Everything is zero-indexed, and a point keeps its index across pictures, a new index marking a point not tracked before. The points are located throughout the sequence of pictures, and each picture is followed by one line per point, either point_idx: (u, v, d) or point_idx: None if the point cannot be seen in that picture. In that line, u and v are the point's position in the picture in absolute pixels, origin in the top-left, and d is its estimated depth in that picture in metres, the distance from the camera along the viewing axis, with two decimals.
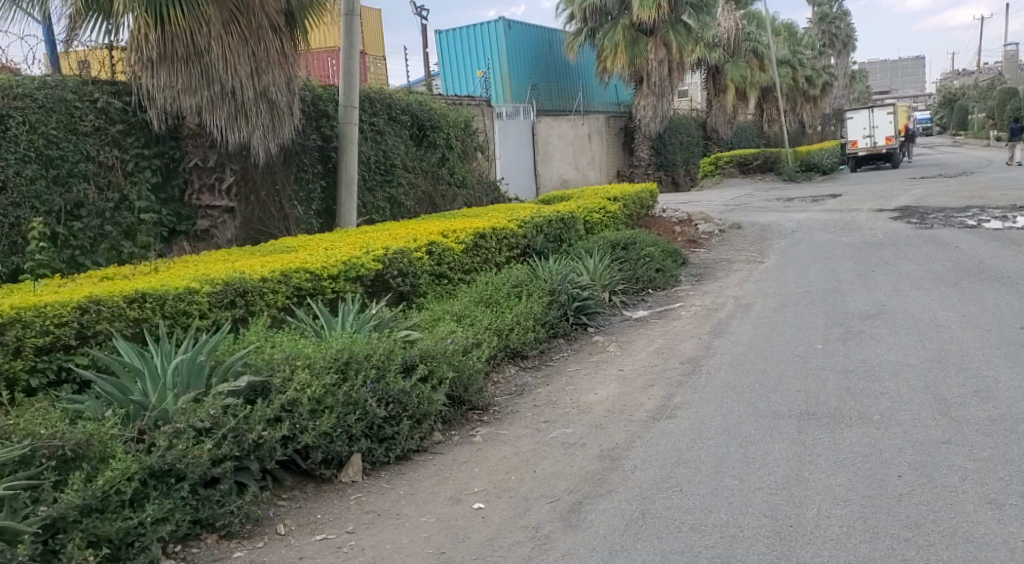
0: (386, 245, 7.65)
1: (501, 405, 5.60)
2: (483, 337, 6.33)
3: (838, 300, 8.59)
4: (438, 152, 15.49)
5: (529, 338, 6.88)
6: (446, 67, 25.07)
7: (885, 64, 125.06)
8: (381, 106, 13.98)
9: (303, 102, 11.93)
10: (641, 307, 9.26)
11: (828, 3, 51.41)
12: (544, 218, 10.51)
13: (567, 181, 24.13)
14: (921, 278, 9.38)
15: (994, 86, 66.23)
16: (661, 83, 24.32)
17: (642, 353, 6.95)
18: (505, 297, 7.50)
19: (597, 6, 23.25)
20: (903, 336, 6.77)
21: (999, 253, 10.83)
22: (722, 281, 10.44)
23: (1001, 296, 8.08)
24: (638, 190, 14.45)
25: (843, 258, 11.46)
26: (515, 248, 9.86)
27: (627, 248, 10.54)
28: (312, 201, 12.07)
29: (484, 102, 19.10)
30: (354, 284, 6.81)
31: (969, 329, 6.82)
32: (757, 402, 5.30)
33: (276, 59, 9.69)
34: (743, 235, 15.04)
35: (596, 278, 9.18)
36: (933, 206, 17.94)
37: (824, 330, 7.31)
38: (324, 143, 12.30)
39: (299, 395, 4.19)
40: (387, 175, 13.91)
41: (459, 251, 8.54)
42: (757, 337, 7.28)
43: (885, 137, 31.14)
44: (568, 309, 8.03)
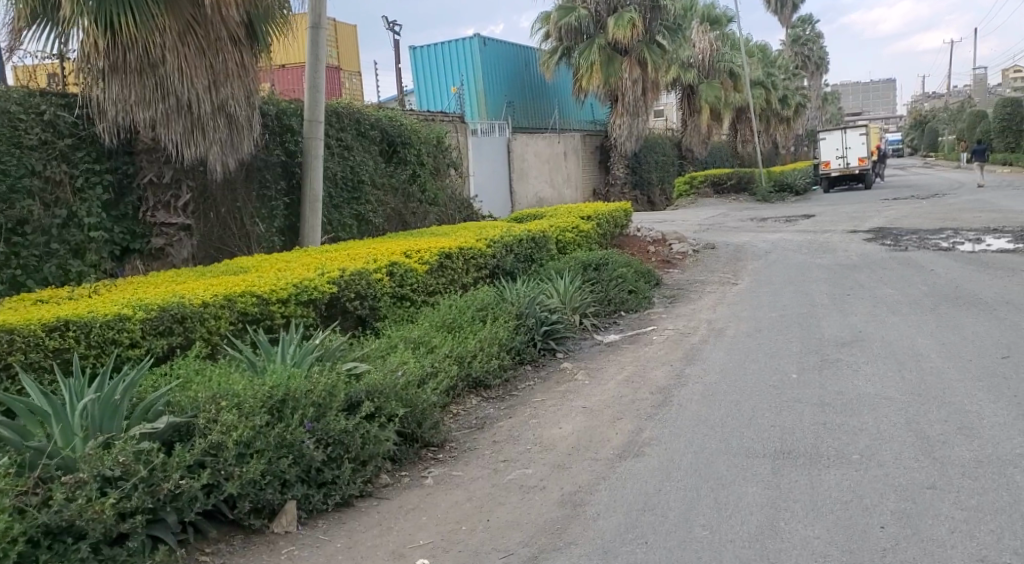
0: (343, 267, 7.31)
1: (459, 440, 5.24)
2: (442, 367, 5.99)
3: (814, 325, 8.33)
4: (409, 169, 15.17)
5: (493, 366, 6.52)
6: (420, 83, 24.77)
7: (857, 86, 126.69)
8: (349, 121, 13.63)
9: (266, 116, 11.56)
10: (612, 330, 8.93)
11: (802, 26, 51.86)
12: (514, 238, 10.17)
13: (542, 199, 23.86)
14: (898, 303, 9.16)
15: (963, 110, 67.18)
16: (636, 102, 24.12)
17: (611, 381, 6.60)
18: (469, 321, 7.14)
19: (572, 26, 23.05)
20: (881, 365, 6.51)
21: (975, 277, 10.66)
22: (695, 304, 10.15)
23: (980, 323, 7.86)
24: (611, 209, 14.18)
25: (818, 281, 11.24)
26: (484, 269, 9.50)
27: (600, 269, 10.23)
28: (274, 218, 11.66)
29: (457, 119, 18.81)
30: (306, 309, 6.47)
31: (949, 358, 6.57)
32: (730, 438, 4.99)
33: (235, 71, 9.31)
34: (718, 255, 14.82)
35: (567, 301, 8.83)
36: (907, 228, 17.88)
37: (799, 357, 7.03)
38: (288, 158, 11.92)
39: (224, 439, 3.84)
40: (354, 192, 13.54)
41: (423, 272, 8.19)
42: (731, 364, 6.97)
43: (857, 158, 31.25)
44: (536, 334, 7.67)
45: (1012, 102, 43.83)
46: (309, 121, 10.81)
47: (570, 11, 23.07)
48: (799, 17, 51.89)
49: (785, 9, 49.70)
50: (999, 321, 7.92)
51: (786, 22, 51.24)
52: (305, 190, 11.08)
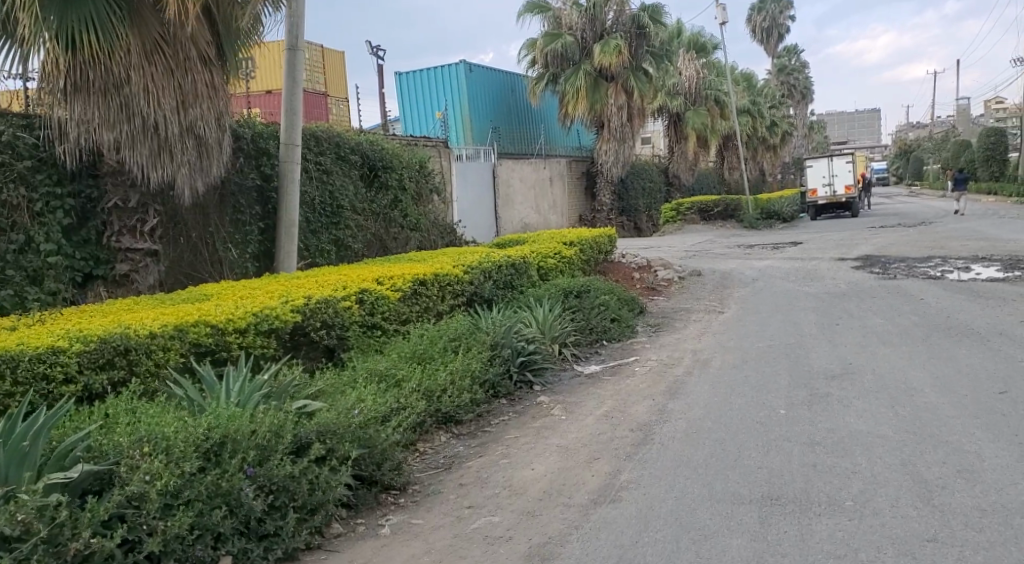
0: (309, 295, 6.97)
1: (423, 483, 4.87)
2: (408, 402, 5.65)
3: (803, 357, 8.00)
4: (390, 194, 14.85)
5: (464, 400, 6.16)
6: (406, 108, 24.56)
7: (842, 116, 127.68)
8: (328, 145, 13.33)
9: (240, 139, 11.22)
10: (594, 361, 8.56)
11: (787, 56, 52.15)
12: (492, 263, 9.82)
13: (528, 226, 23.59)
14: (888, 333, 8.87)
15: (948, 140, 67.67)
16: (621, 128, 23.91)
17: (590, 417, 6.23)
18: (441, 352, 6.79)
19: (559, 52, 22.79)
20: (873, 400, 6.19)
21: (966, 306, 10.40)
22: (680, 333, 9.82)
23: (974, 355, 7.56)
24: (595, 234, 13.87)
25: (805, 309, 10.95)
26: (461, 296, 9.13)
27: (581, 297, 9.89)
28: (248, 243, 11.27)
29: (441, 144, 18.54)
30: (265, 340, 6.13)
31: (943, 393, 6.25)
32: (714, 482, 4.64)
33: (204, 92, 8.97)
34: (704, 283, 14.52)
35: (546, 329, 8.49)
36: (895, 255, 17.66)
37: (789, 391, 6.70)
38: (264, 182, 11.57)
39: (147, 489, 3.50)
40: (333, 217, 13.18)
41: (395, 300, 7.84)
42: (717, 398, 6.63)
43: (844, 186, 31.16)
44: (512, 365, 7.31)
45: (996, 131, 44.01)
46: (286, 144, 10.47)
47: (555, 37, 22.75)
48: (784, 48, 52.15)
49: (771, 38, 49.93)
50: (994, 353, 7.61)
51: (772, 51, 51.47)
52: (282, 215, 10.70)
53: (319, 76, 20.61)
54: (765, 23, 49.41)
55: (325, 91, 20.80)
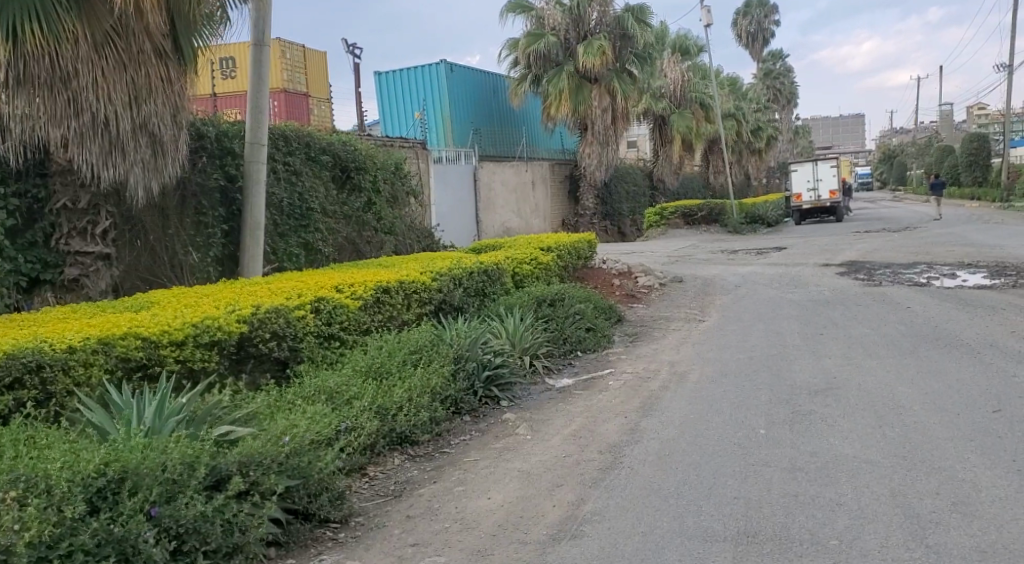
0: (258, 304, 6.53)
1: (367, 515, 4.45)
2: (356, 423, 5.22)
3: (786, 370, 7.60)
4: (364, 196, 14.39)
5: (420, 419, 5.72)
6: (385, 109, 24.08)
7: (826, 121, 128.02)
8: (298, 145, 12.85)
9: (202, 137, 10.66)
10: (566, 374, 8.12)
11: (772, 61, 52.04)
12: (463, 270, 9.36)
13: (509, 229, 23.14)
14: (874, 344, 8.50)
15: (931, 146, 67.82)
16: (605, 130, 23.54)
17: (556, 437, 5.79)
18: (400, 365, 6.34)
19: (541, 53, 22.32)
20: (860, 419, 5.80)
21: (954, 316, 10.06)
22: (659, 343, 9.42)
23: (964, 369, 7.20)
24: (573, 239, 13.45)
25: (788, 318, 10.58)
26: (428, 304, 8.65)
27: (554, 305, 9.46)
28: (210, 247, 10.72)
29: (418, 144, 18.07)
30: (204, 354, 5.70)
31: (932, 411, 5.87)
32: (686, 514, 4.26)
33: (160, 87, 8.44)
34: (685, 289, 14.15)
35: (516, 340, 8.06)
36: (880, 261, 17.35)
37: (769, 409, 6.30)
38: (228, 182, 11.00)
39: (16, 541, 3.07)
40: (303, 220, 12.67)
41: (355, 309, 7.39)
42: (694, 416, 6.22)
43: (829, 191, 30.91)
44: (477, 380, 6.87)
45: (979, 136, 43.99)
46: (252, 143, 9.95)
47: (538, 36, 22.18)
48: (769, 53, 51.99)
49: (756, 42, 49.75)
50: (985, 367, 7.25)
51: (757, 56, 51.26)
52: (247, 217, 10.21)
53: (301, 76, 20.01)
54: (750, 27, 49.26)
55: (307, 91, 20.21)
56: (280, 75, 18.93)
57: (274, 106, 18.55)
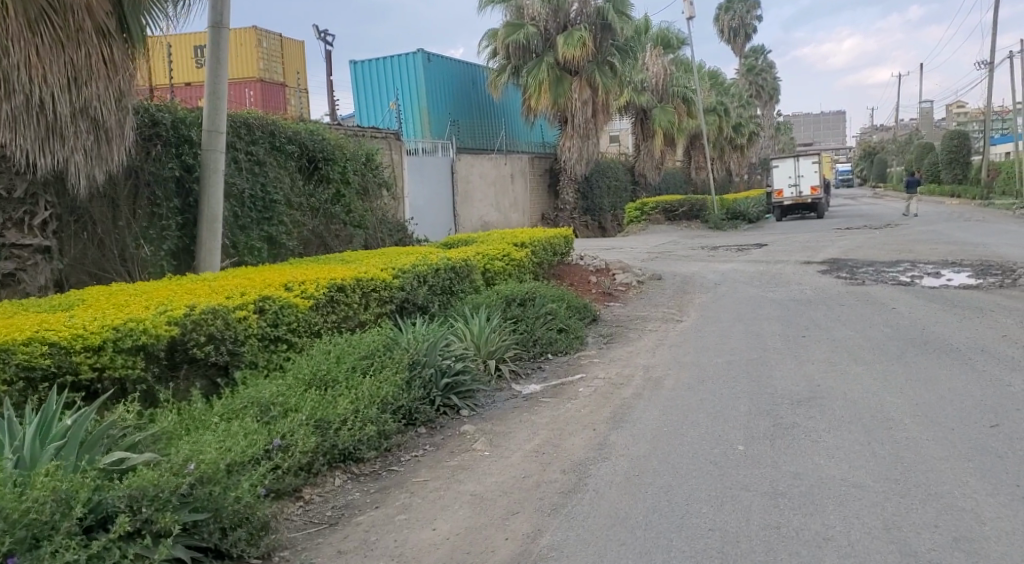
0: (193, 304, 6.00)
1: (293, 551, 3.95)
2: (289, 440, 4.71)
3: (767, 377, 7.12)
4: (332, 188, 13.79)
5: (366, 434, 5.20)
6: (361, 100, 23.41)
7: (808, 118, 128.16)
8: (261, 134, 12.22)
9: (158, 124, 9.86)
10: (534, 379, 7.60)
11: (754, 56, 51.69)
12: (428, 267, 8.79)
13: (486, 224, 22.60)
14: (859, 348, 8.05)
15: (912, 144, 67.87)
16: (585, 124, 22.97)
17: (516, 454, 5.27)
18: (349, 373, 5.81)
19: (521, 44, 21.75)
20: (846, 435, 5.33)
21: (942, 318, 9.64)
22: (634, 345, 8.92)
23: (955, 377, 6.75)
24: (549, 235, 12.92)
25: (769, 318, 10.12)
26: (389, 303, 8.10)
27: (524, 305, 8.94)
28: (165, 240, 9.91)
29: (392, 135, 17.45)
30: (126, 361, 5.19)
31: (924, 425, 5.41)
32: (654, 550, 3.79)
33: (102, 69, 7.77)
34: (663, 287, 13.68)
35: (480, 343, 7.53)
36: (863, 259, 16.95)
37: (749, 421, 5.81)
38: (185, 172, 10.19)
39: None
40: (266, 212, 12.02)
41: (305, 309, 6.86)
42: (669, 429, 5.72)
43: (811, 187, 30.54)
44: (435, 389, 6.32)
45: (960, 134, 43.82)
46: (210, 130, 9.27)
47: (517, 28, 21.77)
48: (752, 49, 51.64)
49: (738, 38, 49.39)
50: (977, 374, 6.80)
51: (739, 51, 50.86)
52: (202, 209, 9.52)
53: (278, 67, 19.17)
54: (732, 22, 48.86)
55: (284, 83, 19.38)
56: (255, 64, 18.22)
57: (251, 97, 17.75)
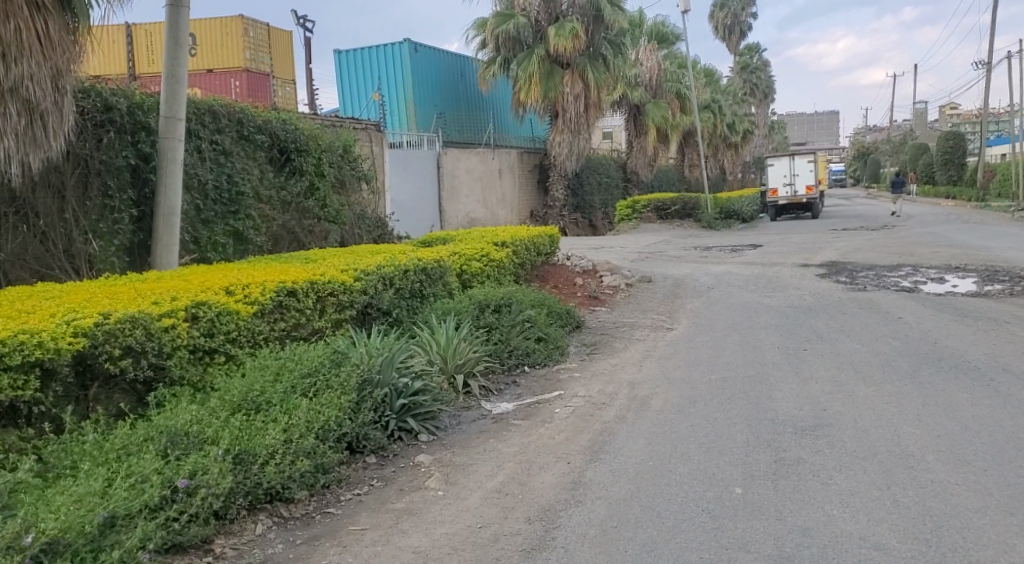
0: (109, 311, 5.21)
1: None
2: (199, 481, 3.95)
3: (766, 398, 6.36)
4: (305, 181, 12.88)
5: (298, 471, 4.42)
6: (345, 89, 22.51)
7: (802, 117, 127.49)
8: (228, 122, 11.29)
9: (114, 110, 8.78)
10: (507, 397, 6.81)
11: (748, 54, 51.03)
12: (394, 268, 7.97)
13: (473, 220, 21.80)
14: (866, 365, 7.33)
15: (906, 144, 67.42)
16: (576, 119, 22.13)
17: (475, 494, 4.51)
18: (287, 392, 5.03)
19: (511, 35, 20.96)
20: (861, 475, 4.61)
21: (953, 329, 8.93)
22: (621, 357, 8.16)
23: (977, 401, 6.05)
24: (533, 233, 12.13)
25: (767, 328, 9.36)
26: (349, 309, 7.28)
27: (500, 312, 8.13)
28: (116, 236, 8.74)
29: (372, 127, 16.58)
30: (13, 380, 4.47)
31: (953, 464, 4.70)
32: None
33: (35, 43, 6.76)
34: (654, 290, 12.91)
35: (448, 355, 6.74)
36: (861, 263, 16.21)
37: (749, 454, 5.06)
38: (140, 161, 9.05)
39: None
40: (232, 205, 11.10)
41: (248, 316, 6.06)
42: (656, 462, 4.95)
43: (806, 187, 29.84)
44: (389, 412, 5.50)
45: (956, 135, 43.18)
46: (168, 116, 8.19)
47: (507, 18, 21.00)
48: (746, 46, 50.95)
49: (733, 35, 48.59)
50: (1003, 399, 6.08)
51: (733, 48, 50.08)
52: (158, 203, 8.40)
53: (266, 55, 17.94)
54: (726, 19, 48.06)
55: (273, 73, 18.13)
56: (241, 54, 16.99)
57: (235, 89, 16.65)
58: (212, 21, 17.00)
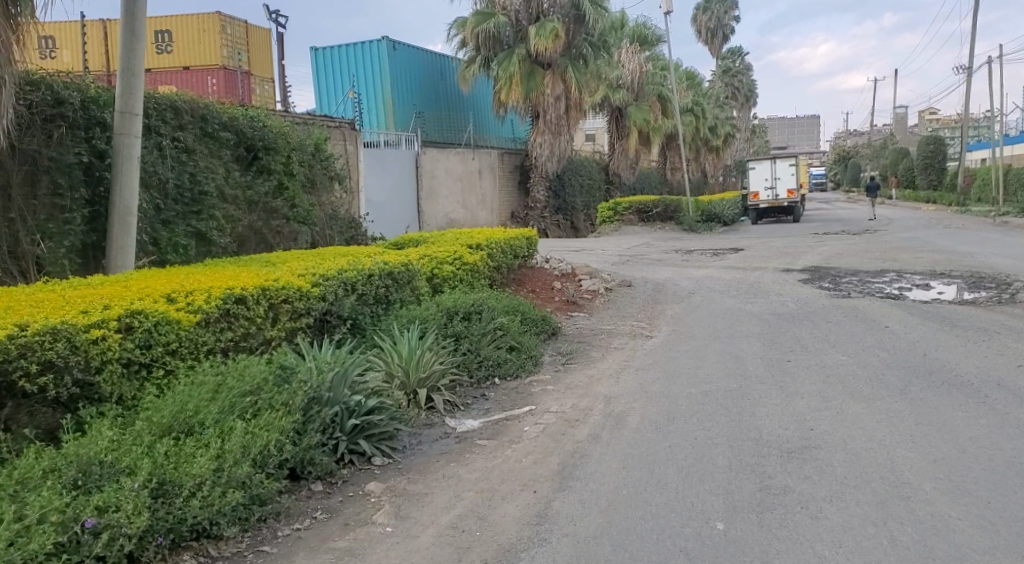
0: (28, 322, 4.73)
1: None
2: (108, 520, 3.52)
3: (749, 415, 5.92)
4: (275, 180, 12.26)
5: (229, 504, 3.97)
6: (322, 88, 21.93)
7: (783, 121, 127.88)
8: (191, 118, 10.65)
9: (67, 103, 7.98)
10: (475, 412, 6.37)
11: (731, 58, 50.95)
12: (357, 273, 7.50)
13: (452, 221, 21.29)
14: (854, 379, 6.93)
15: (886, 148, 67.64)
16: (557, 120, 21.67)
17: (428, 532, 4.09)
18: (225, 411, 4.57)
19: (490, 33, 20.46)
20: (853, 508, 4.19)
21: (942, 339, 8.56)
22: (597, 367, 7.73)
23: (974, 419, 5.66)
24: (509, 236, 11.67)
25: (749, 337, 8.94)
26: (306, 317, 6.80)
27: (469, 319, 7.67)
28: (67, 237, 7.95)
29: (347, 124, 16.01)
30: None
31: (952, 495, 4.30)
32: None
33: None
34: (633, 296, 12.48)
35: (410, 368, 6.28)
36: (845, 268, 15.87)
37: (733, 479, 4.63)
38: (93, 159, 8.24)
39: None
40: (195, 205, 10.46)
41: (191, 324, 5.58)
42: (631, 490, 4.51)
43: (787, 190, 29.57)
44: (339, 434, 5.04)
45: (936, 140, 43.13)
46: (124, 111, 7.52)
47: (487, 16, 20.48)
48: (729, 49, 50.87)
49: (716, 39, 48.44)
50: (1000, 417, 5.69)
51: (716, 52, 50.00)
52: (112, 202, 7.67)
53: (243, 52, 17.36)
54: (710, 22, 47.85)
55: (249, 69, 17.54)
56: (219, 52, 16.40)
57: (212, 87, 16.03)
58: (189, 17, 16.42)
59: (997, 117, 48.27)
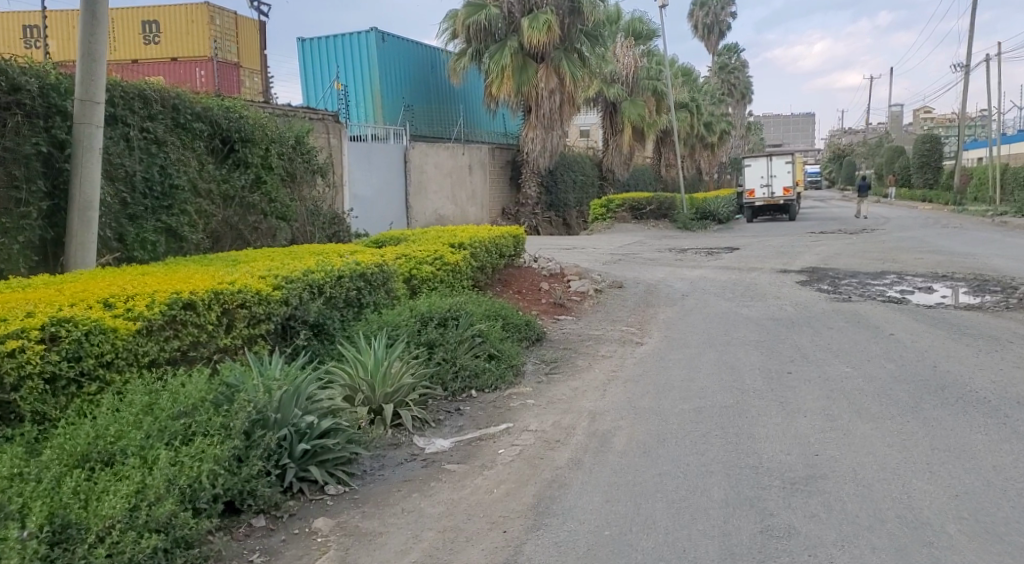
0: None
1: None
2: None
3: (748, 437, 5.37)
4: (252, 174, 11.60)
5: (144, 551, 3.44)
6: (309, 81, 21.27)
7: (778, 118, 127.41)
8: (162, 108, 9.93)
9: (25, 88, 7.22)
10: (447, 430, 5.81)
11: (727, 54, 50.31)
12: (325, 274, 6.91)
13: (441, 218, 20.71)
14: (860, 394, 6.39)
15: (882, 147, 67.15)
16: (550, 115, 21.10)
17: None
18: (154, 436, 4.01)
19: (483, 26, 19.85)
20: (868, 557, 3.69)
21: (951, 349, 8.03)
22: (582, 378, 7.19)
23: (997, 444, 5.14)
24: (494, 234, 11.10)
25: (746, 345, 8.39)
26: (265, 323, 6.21)
27: (445, 326, 7.10)
28: (23, 233, 7.19)
29: (330, 116, 15.37)
30: None
31: (981, 541, 3.79)
32: None
33: None
34: (624, 298, 11.92)
35: (375, 383, 5.72)
36: (844, 269, 15.32)
37: (733, 517, 4.10)
38: (54, 149, 7.49)
39: None
40: (165, 199, 9.74)
41: (129, 332, 5.00)
42: (617, 530, 3.98)
43: (783, 188, 29.04)
44: (288, 460, 4.47)
45: (932, 139, 42.62)
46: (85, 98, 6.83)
47: (480, 8, 19.96)
48: (725, 45, 50.20)
49: (712, 34, 47.79)
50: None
51: (712, 47, 49.37)
52: (73, 196, 6.95)
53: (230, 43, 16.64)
54: (706, 18, 47.24)
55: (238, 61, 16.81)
56: (206, 42, 15.68)
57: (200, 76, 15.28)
58: (176, 8, 15.77)
59: (993, 115, 47.79)
